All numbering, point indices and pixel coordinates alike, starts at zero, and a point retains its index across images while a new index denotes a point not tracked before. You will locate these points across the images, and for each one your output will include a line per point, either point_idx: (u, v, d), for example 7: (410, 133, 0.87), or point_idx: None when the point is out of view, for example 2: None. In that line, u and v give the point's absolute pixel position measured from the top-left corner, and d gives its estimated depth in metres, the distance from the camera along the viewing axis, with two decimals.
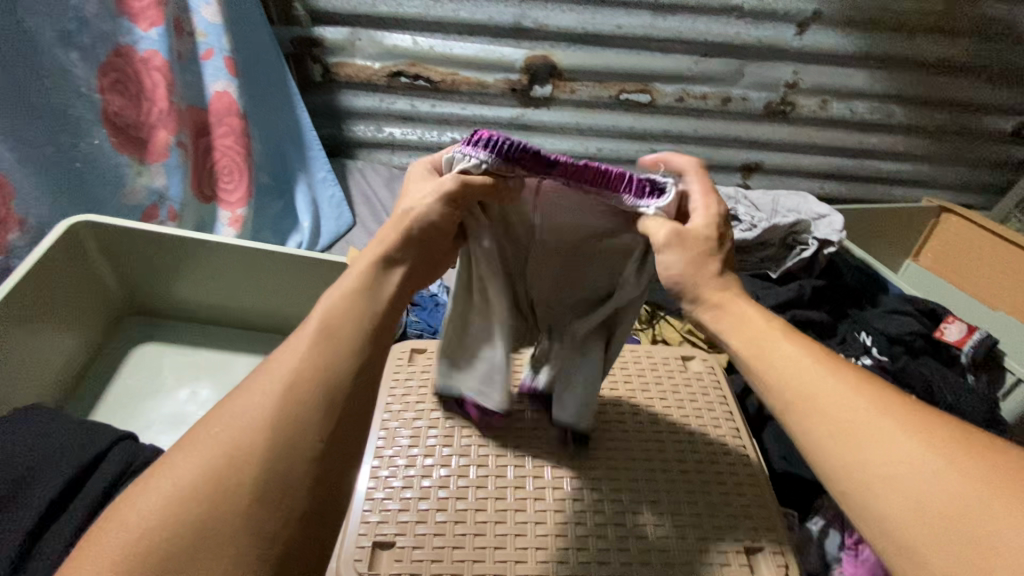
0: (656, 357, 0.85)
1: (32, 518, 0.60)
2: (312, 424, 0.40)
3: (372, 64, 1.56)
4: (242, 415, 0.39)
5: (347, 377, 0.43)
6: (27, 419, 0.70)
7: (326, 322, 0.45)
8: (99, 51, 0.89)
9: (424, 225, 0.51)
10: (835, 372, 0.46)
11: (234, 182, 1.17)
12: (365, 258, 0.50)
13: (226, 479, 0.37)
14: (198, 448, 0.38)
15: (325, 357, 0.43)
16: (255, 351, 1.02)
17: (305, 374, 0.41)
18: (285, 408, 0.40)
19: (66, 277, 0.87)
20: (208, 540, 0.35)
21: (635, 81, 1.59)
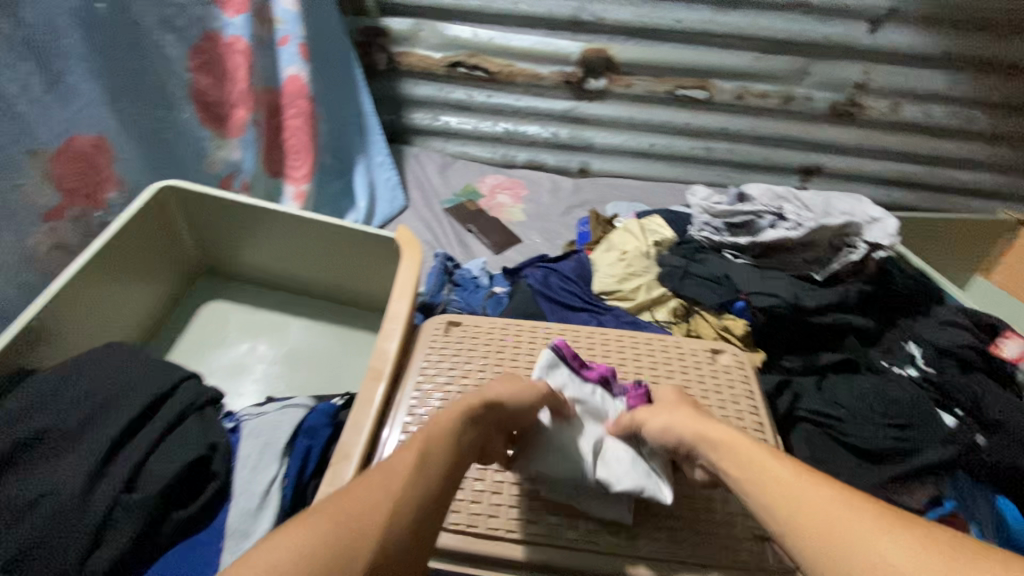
0: (686, 348, 0.84)
1: (114, 432, 0.66)
2: (433, 474, 0.50)
3: (434, 54, 1.63)
4: (399, 458, 0.50)
5: (453, 447, 0.54)
6: (114, 350, 0.77)
7: (434, 425, 0.56)
8: (192, 34, 0.99)
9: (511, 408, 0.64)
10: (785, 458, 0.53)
11: (301, 160, 1.26)
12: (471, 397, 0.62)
13: (385, 499, 0.45)
14: (370, 482, 0.46)
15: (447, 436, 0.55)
16: (307, 316, 1.10)
17: (436, 440, 0.54)
18: (421, 463, 0.50)
19: (152, 235, 0.98)
20: (357, 518, 0.42)
21: (692, 76, 1.57)
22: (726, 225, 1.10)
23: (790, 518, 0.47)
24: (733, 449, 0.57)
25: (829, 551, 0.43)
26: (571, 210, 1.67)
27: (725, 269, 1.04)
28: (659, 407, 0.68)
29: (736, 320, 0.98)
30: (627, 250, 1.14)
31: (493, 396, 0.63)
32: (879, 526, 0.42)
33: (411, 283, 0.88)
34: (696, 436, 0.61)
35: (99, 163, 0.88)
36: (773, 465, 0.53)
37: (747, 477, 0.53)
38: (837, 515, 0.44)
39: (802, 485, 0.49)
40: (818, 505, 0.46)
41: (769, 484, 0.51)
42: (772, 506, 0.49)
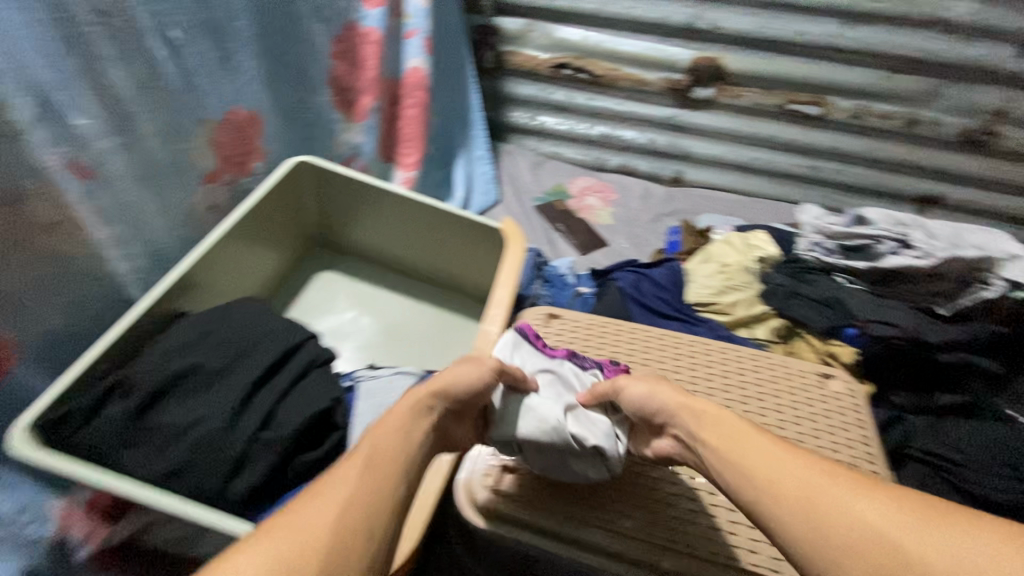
0: (793, 369, 0.82)
1: (251, 377, 0.74)
2: (392, 474, 0.49)
3: (541, 55, 1.66)
4: (352, 468, 0.48)
5: (409, 448, 0.53)
6: (250, 305, 0.85)
7: (383, 425, 0.54)
8: (336, 23, 1.06)
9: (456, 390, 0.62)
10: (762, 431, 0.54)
11: (411, 149, 1.34)
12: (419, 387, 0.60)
13: (344, 512, 0.44)
14: (325, 494, 0.45)
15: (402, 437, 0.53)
16: (407, 296, 1.16)
17: (392, 442, 0.52)
18: (375, 467, 0.49)
19: (284, 205, 1.07)
20: (313, 536, 0.41)
21: (807, 91, 1.51)
22: (838, 247, 1.06)
23: (769, 487, 0.47)
24: (717, 423, 0.56)
25: (806, 516, 0.44)
26: (661, 219, 1.65)
27: (838, 292, 0.99)
28: (642, 376, 0.67)
29: (845, 346, 0.94)
30: (728, 264, 1.12)
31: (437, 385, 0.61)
32: (857, 493, 0.44)
33: (513, 275, 0.95)
34: (680, 406, 0.60)
35: (250, 135, 0.96)
36: (754, 441, 0.52)
37: (727, 453, 0.53)
38: (822, 486, 0.45)
39: (785, 459, 0.49)
40: (799, 476, 0.47)
41: (746, 454, 0.51)
42: (749, 475, 0.49)
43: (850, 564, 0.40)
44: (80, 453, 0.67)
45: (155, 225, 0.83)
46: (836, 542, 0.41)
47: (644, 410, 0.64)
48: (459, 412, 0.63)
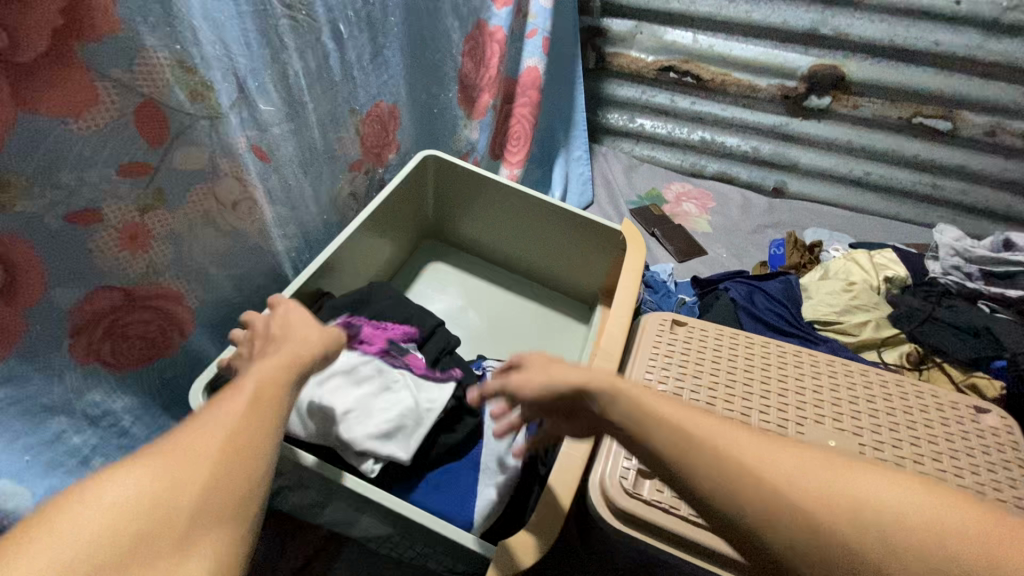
0: (944, 400, 0.77)
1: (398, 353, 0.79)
2: (262, 430, 0.41)
3: (646, 57, 1.64)
4: (214, 419, 0.40)
5: (282, 405, 0.45)
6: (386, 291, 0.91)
7: (258, 378, 0.46)
8: (469, 22, 1.09)
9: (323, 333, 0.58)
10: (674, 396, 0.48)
11: (520, 147, 1.37)
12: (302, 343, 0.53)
13: (192, 475, 0.36)
14: (179, 448, 0.38)
15: (274, 392, 0.45)
16: (515, 292, 1.18)
17: (268, 391, 0.45)
18: (244, 418, 0.41)
19: (409, 197, 1.12)
20: (159, 511, 0.34)
21: (938, 104, 1.41)
22: (982, 272, 1.01)
23: (705, 459, 0.42)
24: (618, 393, 0.48)
25: (757, 486, 0.40)
26: (762, 229, 1.61)
27: (987, 321, 0.94)
28: (533, 361, 0.58)
29: (990, 379, 0.89)
30: (854, 281, 1.07)
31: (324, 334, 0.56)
32: (784, 449, 0.43)
33: (635, 277, 0.94)
34: (595, 382, 0.50)
35: (390, 127, 1.02)
36: (654, 404, 0.47)
37: (637, 422, 0.46)
38: (740, 443, 0.43)
39: (693, 420, 0.45)
40: (734, 442, 0.43)
41: (674, 430, 0.44)
42: (680, 443, 0.43)
43: (797, 524, 0.38)
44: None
45: (307, 207, 0.89)
46: (789, 512, 0.39)
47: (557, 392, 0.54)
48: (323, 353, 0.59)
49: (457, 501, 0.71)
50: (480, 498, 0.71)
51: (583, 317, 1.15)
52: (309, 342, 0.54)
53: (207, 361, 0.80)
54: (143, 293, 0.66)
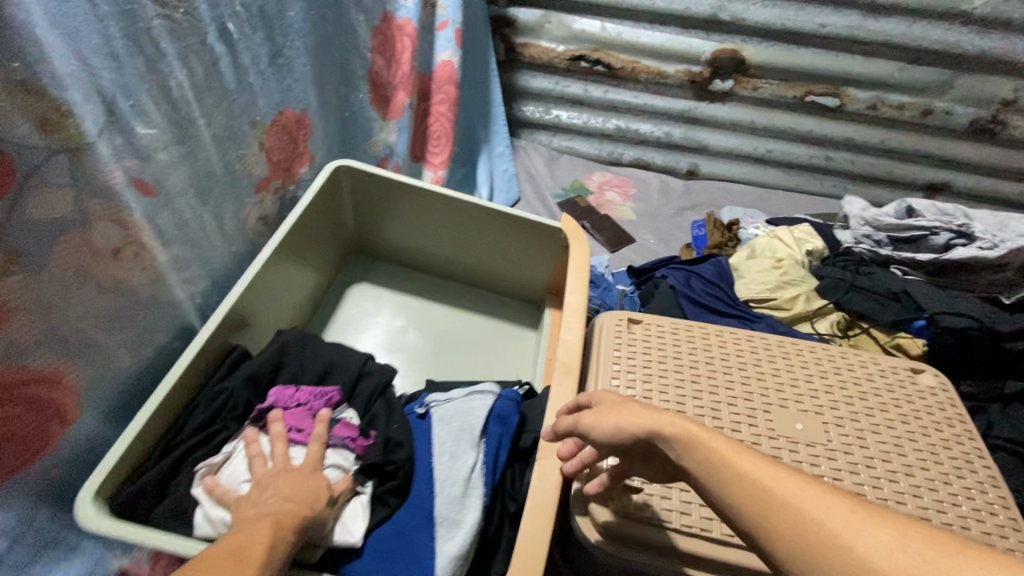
0: (884, 366, 0.82)
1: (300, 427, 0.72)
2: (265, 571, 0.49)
3: (557, 47, 1.62)
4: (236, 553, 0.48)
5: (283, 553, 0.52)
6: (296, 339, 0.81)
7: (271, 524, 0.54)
8: (376, 15, 0.99)
9: (311, 475, 0.64)
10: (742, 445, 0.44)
11: (441, 146, 1.28)
12: (304, 492, 0.61)
13: None
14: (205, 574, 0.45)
15: (279, 535, 0.53)
16: (456, 304, 1.11)
17: (274, 534, 0.53)
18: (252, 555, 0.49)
19: (325, 214, 1.00)
20: None
21: (826, 83, 1.52)
22: (889, 239, 1.08)
23: (767, 516, 0.39)
24: (696, 444, 0.46)
25: (827, 555, 0.35)
26: (683, 212, 1.66)
27: (902, 285, 1.00)
28: (604, 408, 0.56)
29: (912, 338, 0.95)
30: (781, 258, 1.13)
31: (318, 493, 0.62)
32: (866, 514, 0.36)
33: (583, 276, 0.89)
34: (651, 430, 0.50)
35: (299, 137, 0.90)
36: (737, 460, 0.43)
37: (716, 477, 0.43)
38: (815, 502, 0.38)
39: (777, 479, 0.40)
40: (803, 502, 0.38)
41: (739, 480, 0.41)
42: (743, 500, 0.40)
43: None
44: (167, 526, 0.62)
45: (212, 241, 0.77)
46: None
47: (639, 439, 0.51)
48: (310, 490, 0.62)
49: (417, 563, 0.63)
50: (440, 554, 0.63)
51: (531, 321, 1.10)
52: (307, 503, 0.59)
53: (105, 442, 0.66)
54: (7, 382, 0.52)
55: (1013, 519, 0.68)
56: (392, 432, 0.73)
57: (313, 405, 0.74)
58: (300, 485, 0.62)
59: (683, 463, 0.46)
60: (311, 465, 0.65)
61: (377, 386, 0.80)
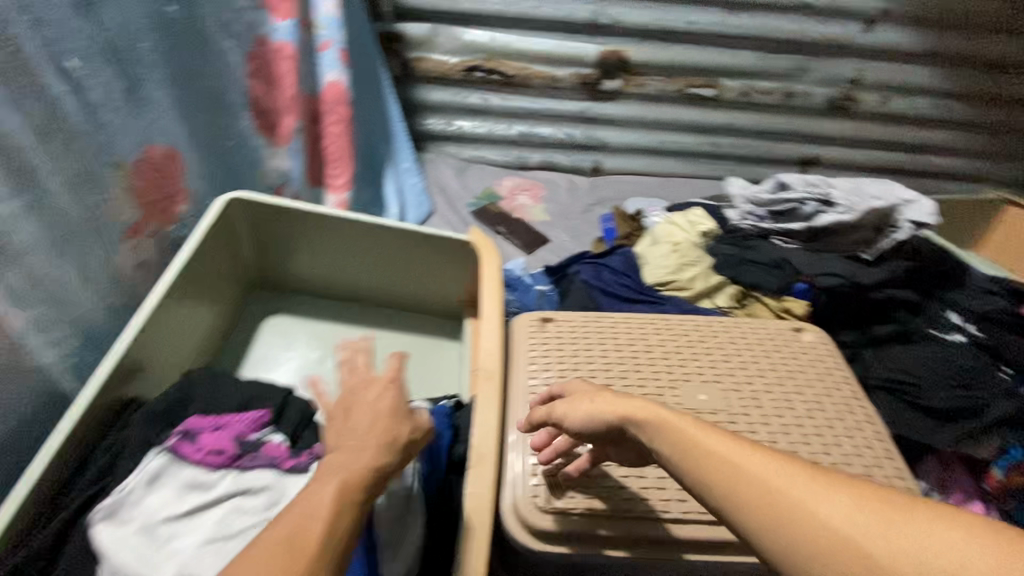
0: (772, 329, 0.89)
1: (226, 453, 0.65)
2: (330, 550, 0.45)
3: (450, 59, 1.64)
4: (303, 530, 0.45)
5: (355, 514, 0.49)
6: (195, 382, 0.75)
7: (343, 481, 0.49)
8: (246, 40, 0.96)
9: (390, 402, 0.58)
10: (708, 425, 0.47)
11: (341, 168, 1.26)
12: (382, 425, 0.56)
13: None
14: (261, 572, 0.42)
15: (348, 494, 0.49)
16: (374, 326, 1.08)
17: (346, 498, 0.48)
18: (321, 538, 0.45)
19: (219, 251, 0.95)
20: None
21: (702, 75, 1.64)
22: (768, 213, 1.17)
23: (734, 493, 0.41)
24: (666, 428, 0.48)
25: (792, 527, 0.38)
26: (592, 208, 1.73)
27: (781, 255, 1.09)
28: (579, 397, 0.60)
29: (796, 300, 1.05)
30: (679, 242, 1.20)
31: (397, 425, 0.57)
32: (822, 483, 0.39)
33: (496, 284, 0.90)
34: (624, 417, 0.53)
35: (168, 172, 0.84)
36: (705, 440, 0.46)
37: (686, 459, 0.45)
38: (779, 476, 0.40)
39: (742, 454, 0.43)
40: (766, 476, 0.41)
41: (710, 458, 0.44)
42: (714, 482, 0.43)
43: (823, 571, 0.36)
44: None
45: (77, 295, 0.71)
46: (821, 558, 0.36)
47: (606, 427, 0.55)
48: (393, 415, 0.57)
49: None
50: None
51: (454, 334, 1.10)
52: (389, 439, 0.55)
53: None
54: None
55: (888, 449, 0.76)
56: None
57: (234, 429, 0.68)
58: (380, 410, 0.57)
59: (655, 446, 0.49)
60: (387, 388, 0.59)
61: (302, 417, 0.74)
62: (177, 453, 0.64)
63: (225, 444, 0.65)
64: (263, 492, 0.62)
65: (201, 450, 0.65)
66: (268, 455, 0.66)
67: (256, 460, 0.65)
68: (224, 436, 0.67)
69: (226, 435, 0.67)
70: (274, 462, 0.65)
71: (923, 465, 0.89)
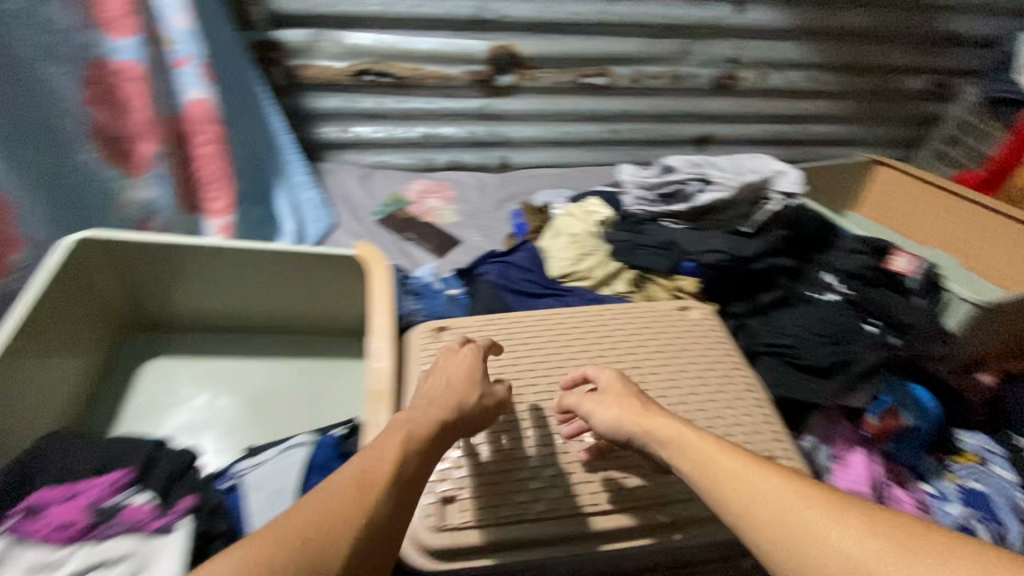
0: (658, 310, 0.92)
1: (80, 524, 0.59)
2: (390, 492, 0.50)
3: (336, 64, 1.57)
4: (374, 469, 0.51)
5: (413, 463, 0.54)
6: (45, 453, 0.68)
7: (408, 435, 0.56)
8: (78, 64, 0.92)
9: (454, 378, 0.68)
10: (731, 450, 0.55)
11: (219, 191, 1.18)
12: (445, 395, 0.65)
13: (328, 529, 0.44)
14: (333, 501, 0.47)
15: (410, 445, 0.55)
16: (268, 354, 1.03)
17: (410, 451, 0.55)
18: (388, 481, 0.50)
19: (75, 297, 0.87)
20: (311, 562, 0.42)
21: (593, 64, 1.67)
22: (657, 197, 1.21)
23: (745, 509, 0.48)
24: (686, 446, 0.57)
25: (798, 541, 0.44)
26: (502, 205, 1.72)
27: (669, 236, 1.13)
28: (605, 397, 0.69)
29: (687, 278, 1.09)
30: (577, 233, 1.22)
31: (456, 394, 0.65)
32: (826, 507, 0.45)
33: (386, 296, 0.87)
34: (643, 429, 0.62)
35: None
36: (726, 460, 0.54)
37: (704, 477, 0.54)
38: (787, 502, 0.47)
39: (756, 477, 0.50)
40: (777, 498, 0.48)
41: (726, 479, 0.52)
42: (729, 497, 0.50)
43: None
44: None
45: None
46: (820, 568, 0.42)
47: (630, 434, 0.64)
48: (461, 388, 0.67)
49: None
50: None
51: (356, 351, 1.06)
52: (448, 406, 0.63)
53: None
54: None
55: (768, 414, 0.80)
56: (208, 498, 0.66)
57: (87, 497, 0.62)
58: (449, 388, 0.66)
59: (675, 463, 0.58)
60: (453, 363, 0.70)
61: (175, 470, 0.70)
62: (19, 533, 0.58)
63: (77, 515, 0.60)
64: (123, 562, 0.57)
65: (48, 526, 0.59)
66: (129, 518, 0.61)
67: (116, 527, 0.60)
68: (75, 505, 0.61)
69: (78, 504, 0.61)
70: (137, 525, 0.60)
71: (808, 422, 0.95)
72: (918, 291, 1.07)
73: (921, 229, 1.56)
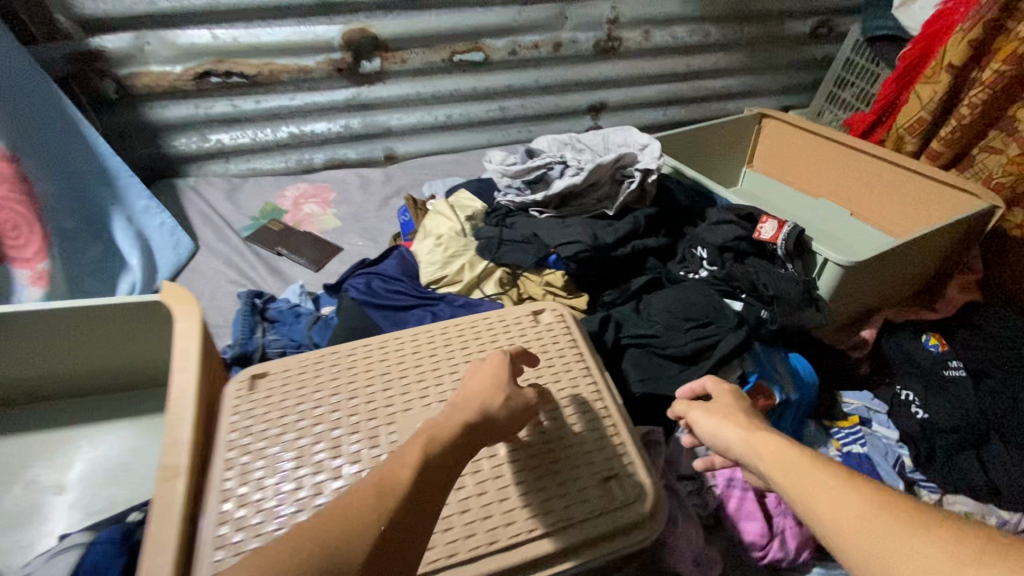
0: (509, 319, 0.85)
1: None
2: (409, 500, 0.46)
3: (173, 68, 1.41)
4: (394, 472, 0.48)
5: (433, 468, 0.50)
6: None
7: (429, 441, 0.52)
8: None
9: (488, 372, 0.63)
10: (821, 459, 0.50)
11: (25, 235, 1.07)
12: (477, 394, 0.60)
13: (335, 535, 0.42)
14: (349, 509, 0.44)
15: (430, 450, 0.51)
16: (95, 420, 0.93)
17: (432, 454, 0.51)
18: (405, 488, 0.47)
19: None
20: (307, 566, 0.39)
21: (464, 40, 1.56)
22: (524, 184, 1.13)
23: (826, 515, 0.44)
24: (777, 456, 0.53)
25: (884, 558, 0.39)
26: (388, 201, 1.60)
27: (533, 228, 1.06)
28: (710, 409, 0.66)
29: (554, 272, 1.03)
30: (442, 234, 1.12)
31: (490, 390, 0.60)
32: (911, 523, 0.39)
33: (194, 344, 0.75)
34: (742, 440, 0.59)
35: None
36: (811, 469, 0.49)
37: (791, 489, 0.49)
38: (873, 519, 0.41)
39: (841, 490, 0.45)
40: (865, 513, 0.42)
41: (808, 488, 0.47)
42: (814, 510, 0.45)
43: None
44: None
45: None
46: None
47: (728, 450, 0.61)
48: (495, 383, 0.61)
49: None
50: None
51: None
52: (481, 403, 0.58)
53: None
54: None
55: (613, 423, 0.75)
56: None
57: None
58: (477, 391, 0.60)
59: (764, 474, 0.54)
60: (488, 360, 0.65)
61: None
62: None
63: None
64: None
65: None
66: None
67: None
68: None
69: None
70: None
71: None
72: (785, 260, 1.02)
73: (817, 180, 1.52)
